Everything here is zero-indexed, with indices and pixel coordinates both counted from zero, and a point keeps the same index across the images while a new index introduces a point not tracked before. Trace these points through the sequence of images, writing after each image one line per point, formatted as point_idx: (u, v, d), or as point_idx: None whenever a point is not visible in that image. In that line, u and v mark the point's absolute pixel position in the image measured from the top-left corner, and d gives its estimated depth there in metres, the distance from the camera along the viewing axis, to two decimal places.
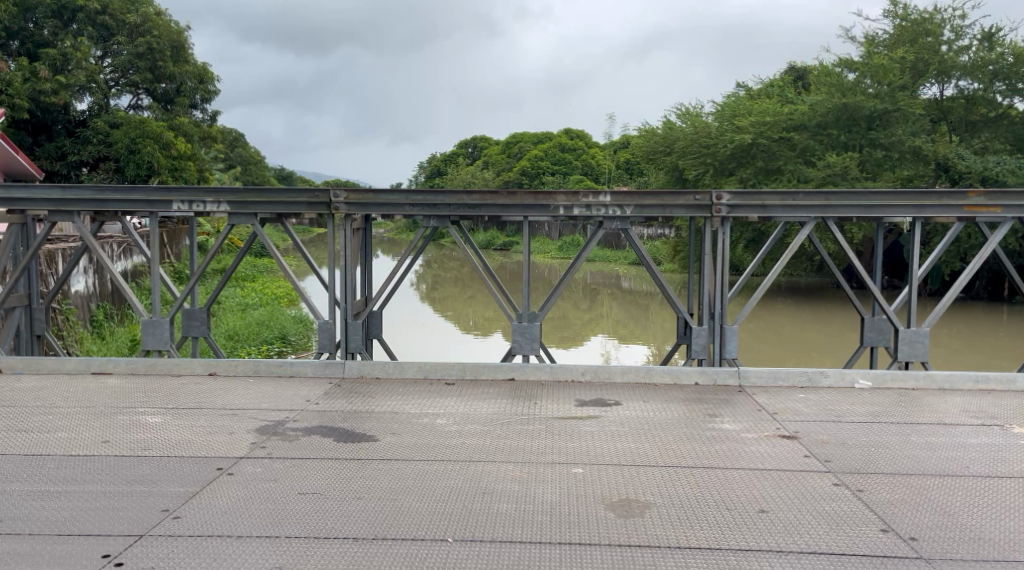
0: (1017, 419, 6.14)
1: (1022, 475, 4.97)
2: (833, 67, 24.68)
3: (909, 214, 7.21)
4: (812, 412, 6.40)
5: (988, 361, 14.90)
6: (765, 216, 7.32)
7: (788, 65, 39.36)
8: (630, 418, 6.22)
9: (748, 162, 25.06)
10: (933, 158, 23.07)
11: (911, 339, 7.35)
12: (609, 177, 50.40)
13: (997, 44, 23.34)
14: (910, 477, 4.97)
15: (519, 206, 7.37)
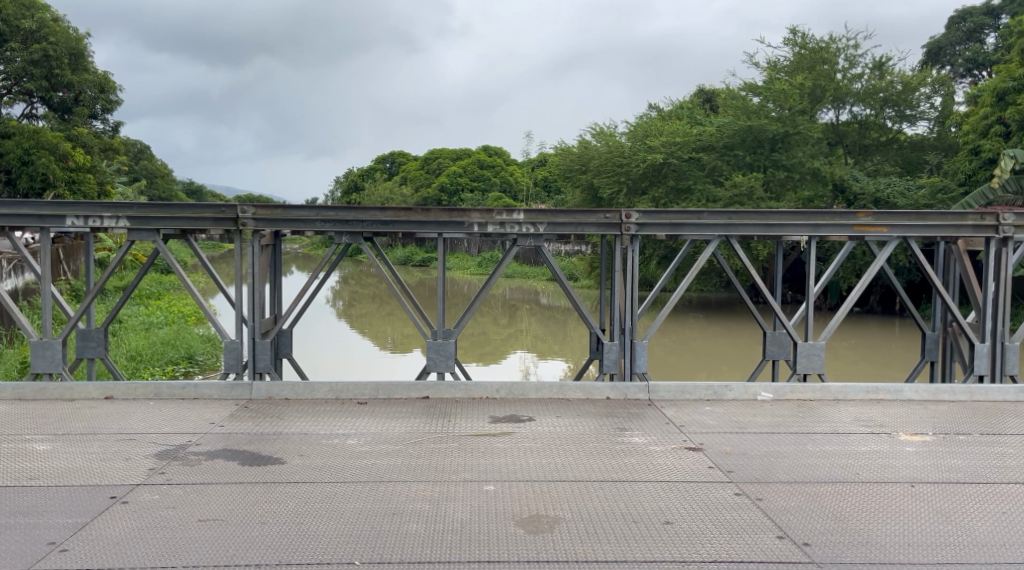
0: (904, 427, 6.43)
1: (906, 480, 5.22)
2: (739, 91, 25.58)
3: (806, 232, 7.49)
4: (715, 425, 6.57)
5: (882, 371, 15.56)
6: (673, 233, 7.51)
7: (696, 89, 40.55)
8: (543, 433, 6.27)
9: (660, 181, 25.59)
10: (831, 180, 24.16)
11: (809, 352, 7.62)
12: (527, 194, 50.87)
13: (888, 73, 24.93)
14: (806, 486, 5.15)
15: (433, 223, 7.35)
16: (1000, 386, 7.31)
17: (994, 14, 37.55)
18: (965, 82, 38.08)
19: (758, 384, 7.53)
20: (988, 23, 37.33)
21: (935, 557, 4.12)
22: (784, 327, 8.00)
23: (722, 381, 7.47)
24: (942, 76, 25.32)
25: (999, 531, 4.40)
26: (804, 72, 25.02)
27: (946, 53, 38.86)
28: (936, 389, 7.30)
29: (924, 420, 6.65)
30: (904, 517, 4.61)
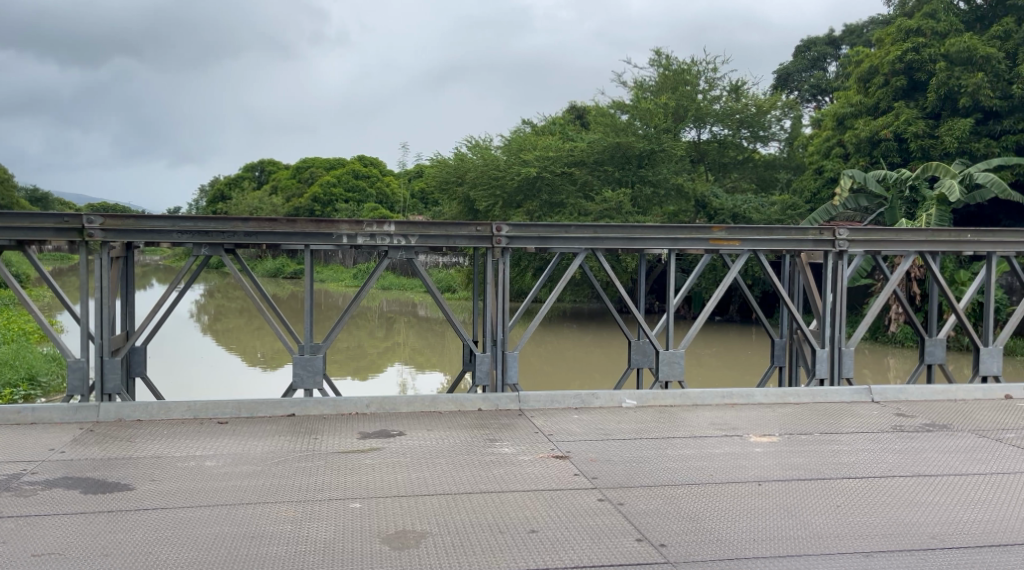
0: (756, 429, 6.75)
1: (756, 479, 5.47)
2: (609, 108, 26.33)
3: (665, 246, 7.76)
4: (582, 432, 6.71)
5: (740, 376, 16.31)
6: (542, 246, 7.62)
7: (568, 105, 41.43)
8: (413, 448, 6.23)
9: (533, 195, 25.85)
10: (693, 196, 25.21)
11: (671, 359, 7.87)
12: (402, 206, 50.60)
13: (743, 96, 26.22)
14: (663, 488, 5.33)
15: (300, 234, 7.19)
16: (838, 388, 7.79)
17: (835, 45, 40.31)
18: (811, 106, 40.55)
19: (623, 391, 7.73)
20: (829, 52, 39.98)
21: (778, 550, 4.33)
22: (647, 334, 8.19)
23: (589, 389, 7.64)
24: (791, 100, 26.93)
25: (834, 524, 4.67)
26: (668, 92, 25.96)
27: (794, 79, 41.14)
28: (783, 392, 7.70)
29: (774, 422, 7.00)
30: (751, 513, 4.83)
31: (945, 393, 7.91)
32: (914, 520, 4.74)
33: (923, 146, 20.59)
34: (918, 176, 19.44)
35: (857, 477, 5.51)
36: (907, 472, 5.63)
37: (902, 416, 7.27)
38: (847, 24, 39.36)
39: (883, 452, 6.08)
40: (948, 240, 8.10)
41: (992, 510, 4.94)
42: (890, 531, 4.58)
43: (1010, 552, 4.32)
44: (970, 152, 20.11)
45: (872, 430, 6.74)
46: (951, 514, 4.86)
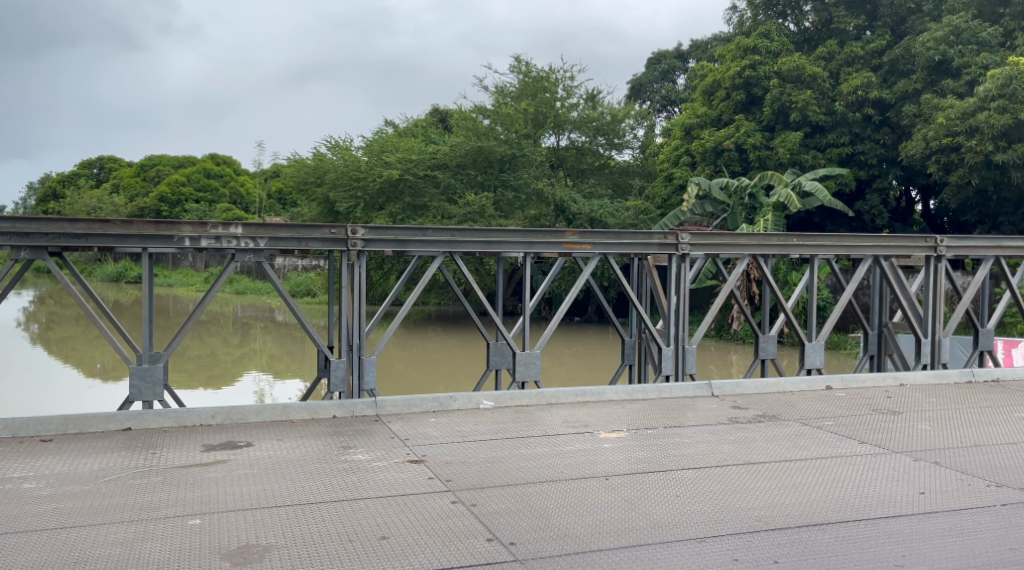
0: (606, 425, 6.87)
1: (604, 473, 5.55)
2: (470, 112, 26.51)
3: (520, 249, 7.77)
4: (438, 435, 6.63)
5: (597, 376, 16.66)
6: (399, 249, 7.43)
7: (428, 108, 41.38)
8: (261, 458, 5.97)
9: (396, 198, 25.56)
10: (553, 200, 25.65)
11: (526, 360, 7.88)
12: (257, 207, 49.18)
13: (599, 104, 27.04)
14: (516, 487, 5.32)
15: (137, 237, 6.71)
16: (681, 384, 8.03)
17: (683, 58, 42.03)
18: (661, 117, 42.10)
19: (479, 393, 7.69)
20: (678, 65, 41.60)
21: (621, 541, 4.39)
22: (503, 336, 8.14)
23: (446, 392, 7.55)
24: (643, 110, 27.82)
25: (673, 513, 4.79)
26: (527, 99, 26.37)
27: (646, 89, 42.57)
28: (632, 389, 7.88)
29: (623, 418, 7.14)
30: (598, 507, 4.89)
31: (777, 386, 8.31)
32: (744, 505, 4.93)
33: (760, 156, 23.06)
34: (756, 185, 20.63)
35: (694, 467, 5.69)
36: (738, 460, 5.87)
37: (739, 408, 7.58)
38: (694, 39, 41.14)
39: (722, 443, 6.31)
40: (778, 243, 8.53)
41: (811, 492, 5.22)
42: (720, 516, 4.74)
43: (825, 530, 4.57)
44: (800, 162, 22.99)
45: (712, 422, 6.98)
46: (777, 498, 5.08)
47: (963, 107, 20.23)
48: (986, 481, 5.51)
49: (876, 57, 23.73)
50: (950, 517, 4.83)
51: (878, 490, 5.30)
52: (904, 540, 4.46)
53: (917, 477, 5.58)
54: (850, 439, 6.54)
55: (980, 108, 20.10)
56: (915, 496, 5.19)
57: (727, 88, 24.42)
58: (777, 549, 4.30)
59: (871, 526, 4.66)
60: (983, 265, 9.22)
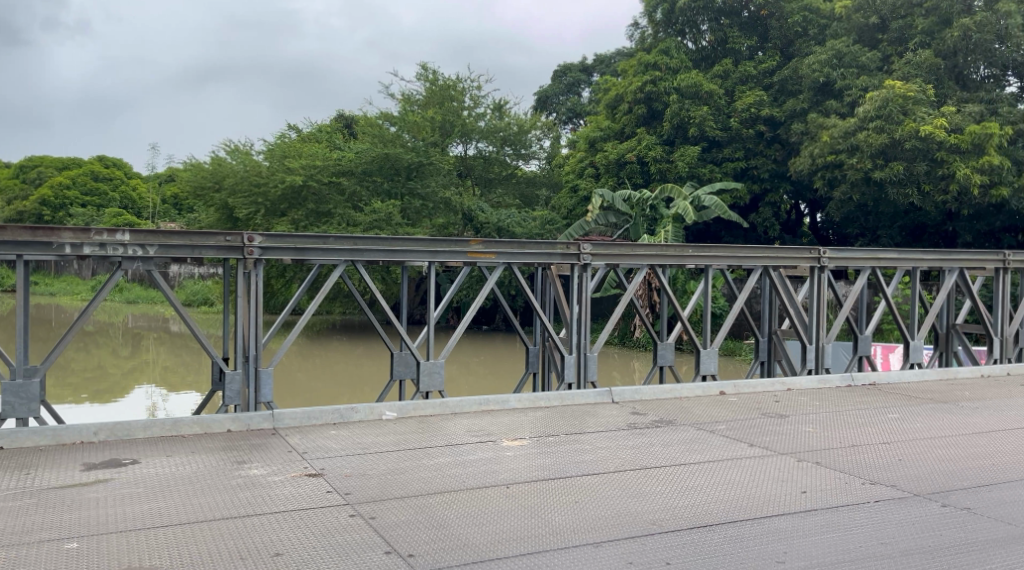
0: (508, 434, 6.83)
1: (504, 482, 5.51)
2: (376, 119, 26.20)
3: (425, 259, 7.65)
4: (339, 448, 6.47)
5: (500, 384, 16.66)
6: (299, 257, 7.18)
7: (333, 114, 40.83)
8: (148, 476, 5.69)
9: (299, 204, 25.09)
10: (460, 209, 25.61)
11: (430, 369, 7.75)
12: (150, 213, 47.47)
13: (506, 114, 27.24)
14: (416, 498, 5.23)
15: (11, 243, 6.22)
16: (583, 391, 8.09)
17: (587, 72, 42.68)
18: (567, 128, 42.67)
19: (382, 404, 7.53)
20: (583, 79, 42.23)
21: (519, 549, 4.35)
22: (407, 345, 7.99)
23: (347, 404, 7.36)
24: (550, 122, 28.12)
25: (571, 519, 4.78)
26: (434, 107, 26.32)
27: (552, 101, 42.96)
28: (534, 397, 7.88)
29: (524, 426, 7.12)
30: (497, 516, 4.84)
31: (674, 392, 8.44)
32: (640, 509, 4.96)
33: (661, 169, 23.65)
34: (657, 197, 21.09)
35: (592, 473, 5.71)
36: (634, 465, 5.92)
37: (638, 414, 7.66)
38: (598, 53, 41.87)
39: (620, 449, 6.35)
40: (674, 254, 8.69)
41: (703, 495, 5.30)
42: (616, 521, 4.76)
43: (714, 531, 4.64)
44: (698, 176, 23.65)
45: (611, 428, 7.04)
46: (670, 500, 5.14)
47: (845, 126, 21.13)
48: (863, 478, 5.71)
49: (768, 76, 24.82)
50: (831, 514, 4.98)
51: (765, 490, 5.43)
52: (787, 537, 4.58)
53: (801, 477, 5.74)
54: (740, 442, 6.68)
55: (860, 128, 21.02)
56: (802, 495, 5.33)
57: (629, 102, 24.93)
58: (669, 550, 4.34)
59: (757, 525, 4.76)
60: (861, 276, 9.58)
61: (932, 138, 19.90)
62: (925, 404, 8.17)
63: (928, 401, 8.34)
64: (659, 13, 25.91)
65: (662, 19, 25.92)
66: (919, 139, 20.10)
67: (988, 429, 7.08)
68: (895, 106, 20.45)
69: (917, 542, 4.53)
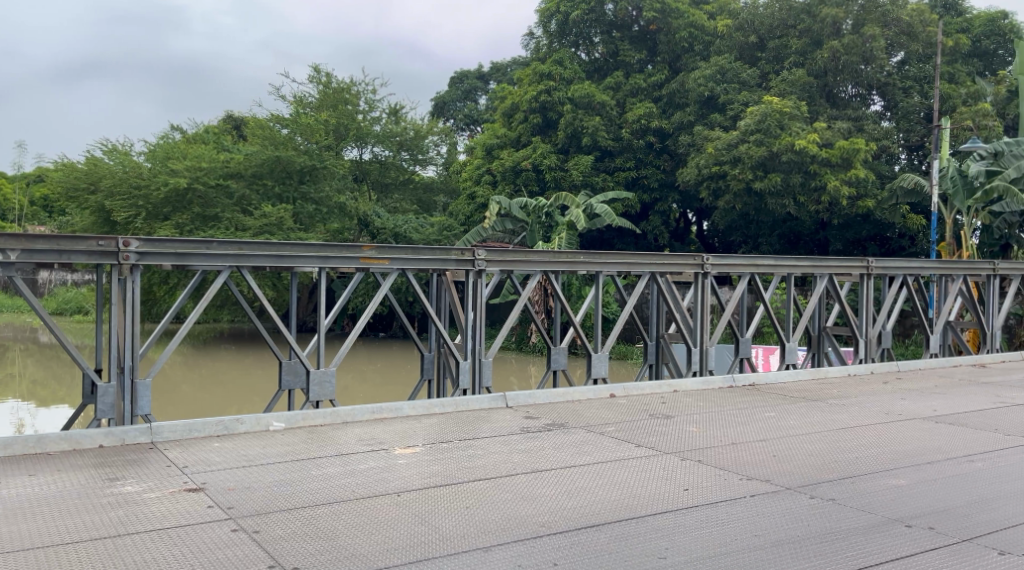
0: (400, 442, 6.79)
1: (394, 490, 5.50)
2: (267, 121, 25.64)
3: (315, 264, 7.51)
4: (223, 461, 6.29)
5: (394, 392, 16.54)
6: (180, 263, 6.87)
7: (222, 115, 39.79)
8: (9, 498, 5.40)
9: (183, 207, 24.12)
10: (355, 215, 25.36)
11: (321, 379, 7.59)
12: (17, 214, 45.00)
13: (402, 119, 27.18)
14: (302, 510, 5.15)
15: None
16: (476, 397, 8.10)
17: (484, 80, 42.97)
18: (464, 135, 42.73)
19: (269, 414, 7.36)
20: (479, 86, 42.54)
21: (407, 557, 4.35)
22: (295, 353, 7.73)
23: (232, 415, 7.15)
24: (446, 128, 28.20)
25: (460, 524, 4.81)
26: (328, 110, 26.00)
27: (449, 108, 42.96)
28: (428, 404, 7.84)
29: (417, 433, 7.10)
30: (385, 525, 4.82)
31: (566, 395, 8.57)
32: (529, 512, 5.03)
33: (555, 176, 24.05)
34: (552, 205, 21.37)
35: (483, 478, 5.74)
36: (524, 469, 5.98)
37: (530, 418, 7.74)
38: (494, 62, 42.23)
39: (512, 453, 6.42)
40: (566, 261, 8.83)
41: (591, 495, 5.41)
42: (505, 524, 4.81)
43: (600, 530, 4.74)
44: (592, 185, 24.12)
45: (503, 433, 7.09)
46: (559, 502, 5.23)
47: (727, 139, 21.81)
48: (741, 474, 5.94)
49: (656, 90, 25.38)
50: (710, 509, 5.17)
51: (650, 489, 5.58)
52: (668, 533, 4.72)
53: (684, 475, 5.93)
54: (627, 443, 6.85)
55: (741, 140, 21.77)
56: (685, 493, 5.50)
57: (525, 111, 25.13)
58: (556, 551, 4.41)
59: (641, 523, 4.89)
60: (741, 281, 9.96)
61: (806, 152, 20.78)
62: (800, 402, 8.56)
63: (802, 399, 8.73)
64: (553, 24, 26.50)
65: (556, 30, 26.50)
66: (794, 152, 20.99)
67: (855, 425, 7.47)
68: (773, 120, 21.30)
69: (789, 533, 4.75)
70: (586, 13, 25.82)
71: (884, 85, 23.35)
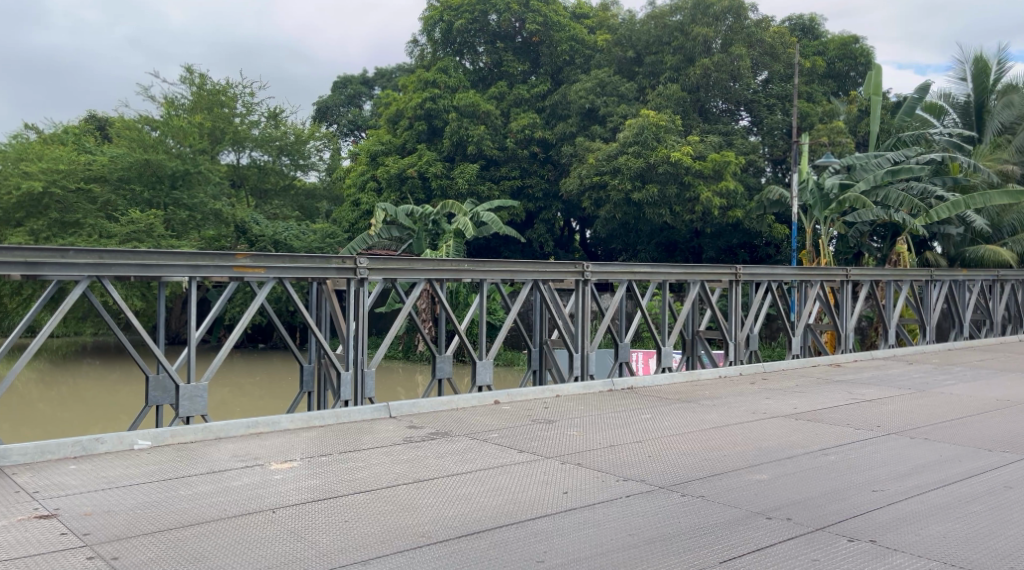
0: (277, 456, 6.72)
1: (269, 507, 5.46)
2: (135, 122, 24.76)
3: (185, 274, 7.19)
4: (81, 483, 5.89)
5: (269, 406, 16.26)
6: (31, 272, 6.37)
7: (84, 114, 38.14)
8: None
9: (38, 213, 23.12)
10: (233, 221, 24.44)
11: (192, 393, 7.31)
12: None
13: (281, 123, 26.86)
14: (169, 532, 4.99)
15: None
16: (359, 407, 8.11)
17: (368, 85, 42.86)
18: (348, 141, 42.26)
19: (133, 432, 6.97)
20: (363, 91, 42.38)
21: None
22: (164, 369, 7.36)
23: (91, 434, 6.71)
24: (329, 133, 28.04)
25: (338, 540, 4.86)
26: (202, 112, 25.44)
27: (332, 113, 42.38)
28: (308, 416, 7.75)
29: (296, 446, 7.04)
30: (260, 544, 4.80)
31: (451, 403, 8.70)
32: (409, 523, 5.13)
33: (441, 185, 24.21)
34: (439, 213, 21.41)
35: (364, 491, 5.79)
36: (406, 480, 6.07)
37: (413, 428, 7.82)
38: (378, 67, 42.25)
39: (392, 464, 6.48)
40: (450, 269, 8.92)
41: (471, 503, 5.55)
42: (385, 537, 4.89)
43: (480, 537, 4.89)
44: (478, 193, 24.37)
45: (385, 444, 7.15)
46: (440, 511, 5.35)
47: (608, 150, 22.57)
48: (617, 475, 6.21)
49: (539, 100, 26.04)
50: (586, 511, 5.40)
51: (528, 494, 5.77)
52: (546, 537, 4.91)
53: (561, 479, 6.14)
54: (508, 449, 7.03)
55: (621, 152, 22.48)
56: (561, 496, 5.72)
57: (412, 117, 25.24)
58: (435, 561, 4.53)
59: (520, 528, 5.06)
60: (620, 287, 10.35)
61: (681, 164, 21.66)
62: (673, 404, 8.95)
63: (676, 401, 9.13)
64: (437, 32, 26.69)
65: (441, 38, 26.65)
66: (670, 164, 21.81)
67: (723, 424, 7.89)
68: (650, 133, 22.09)
69: (660, 531, 5.02)
70: (470, 23, 25.95)
71: (751, 101, 24.66)
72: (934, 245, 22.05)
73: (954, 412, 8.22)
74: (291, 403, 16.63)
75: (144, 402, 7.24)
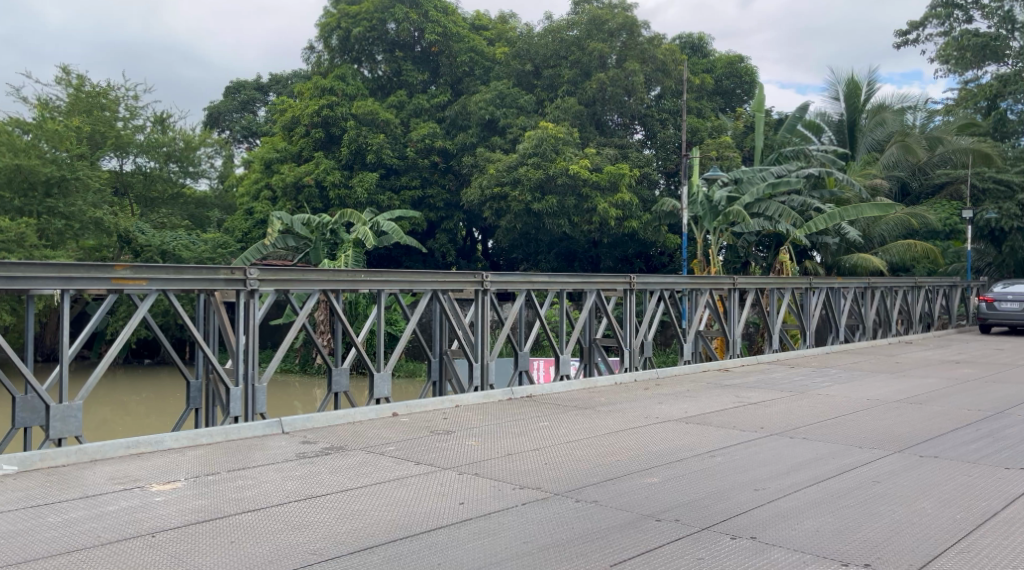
0: (159, 477, 6.49)
1: (149, 531, 5.27)
2: (6, 125, 23.60)
3: (56, 286, 6.84)
4: None
5: (152, 425, 15.72)
6: None
7: None
8: None
9: None
10: (115, 230, 23.67)
11: (63, 414, 6.98)
12: None
13: (168, 128, 26.18)
14: (37, 562, 4.76)
15: None
16: (250, 424, 7.93)
17: (262, 91, 41.93)
18: (242, 147, 41.43)
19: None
20: (257, 97, 41.52)
21: None
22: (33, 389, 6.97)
23: None
24: (220, 140, 27.78)
25: (224, 561, 4.73)
26: (80, 115, 24.48)
27: (224, 119, 41.45)
28: (194, 434, 7.51)
29: (181, 466, 6.82)
30: None
31: (348, 416, 8.59)
32: (299, 541, 5.04)
33: (340, 195, 23.92)
34: (337, 221, 21.07)
35: (253, 510, 5.66)
36: (297, 497, 5.96)
37: (306, 443, 7.68)
38: (272, 74, 41.48)
39: (283, 481, 6.36)
40: (346, 279, 8.80)
41: (364, 518, 5.50)
42: (274, 556, 4.80)
43: (373, 552, 4.85)
44: (377, 203, 24.26)
45: (276, 461, 7.00)
46: (331, 528, 5.28)
47: (508, 161, 22.63)
48: (513, 484, 6.26)
49: (438, 111, 26.05)
50: (480, 521, 5.42)
51: (423, 506, 5.75)
52: (441, 549, 4.90)
53: (457, 489, 6.15)
54: (404, 462, 6.99)
55: (520, 163, 22.61)
56: (457, 507, 5.73)
57: (309, 124, 24.62)
58: None
59: (415, 541, 5.04)
60: (518, 296, 10.42)
61: (579, 176, 22.04)
62: (569, 411, 9.07)
63: (572, 408, 9.26)
64: (335, 39, 26.34)
65: (338, 45, 26.32)
66: (568, 176, 22.13)
67: (617, 429, 8.04)
68: (548, 145, 22.38)
69: (553, 537, 5.08)
70: (367, 31, 25.67)
71: (644, 116, 25.17)
72: (814, 255, 23.03)
73: (836, 412, 8.61)
74: (176, 422, 16.11)
75: (12, 424, 6.85)
